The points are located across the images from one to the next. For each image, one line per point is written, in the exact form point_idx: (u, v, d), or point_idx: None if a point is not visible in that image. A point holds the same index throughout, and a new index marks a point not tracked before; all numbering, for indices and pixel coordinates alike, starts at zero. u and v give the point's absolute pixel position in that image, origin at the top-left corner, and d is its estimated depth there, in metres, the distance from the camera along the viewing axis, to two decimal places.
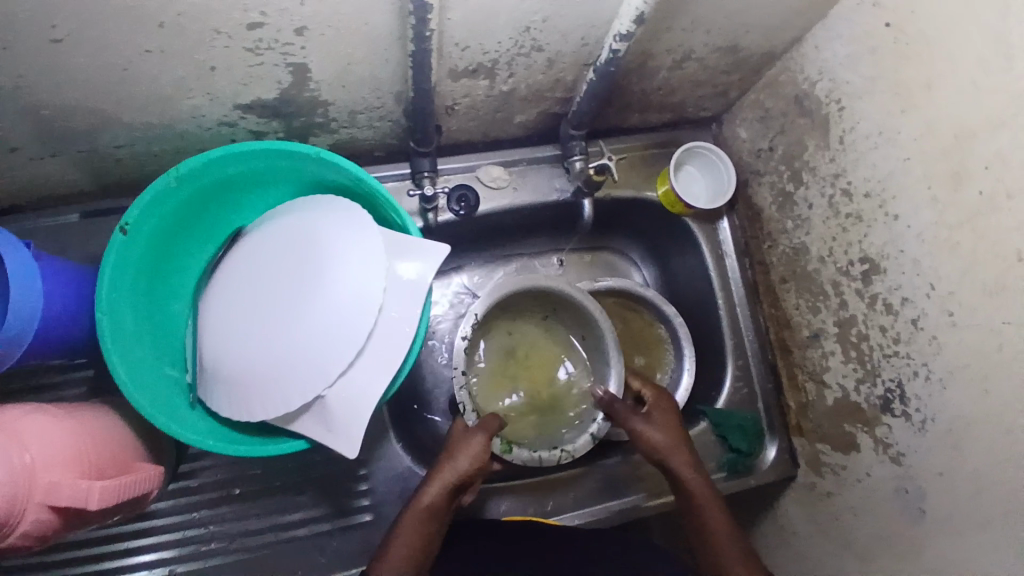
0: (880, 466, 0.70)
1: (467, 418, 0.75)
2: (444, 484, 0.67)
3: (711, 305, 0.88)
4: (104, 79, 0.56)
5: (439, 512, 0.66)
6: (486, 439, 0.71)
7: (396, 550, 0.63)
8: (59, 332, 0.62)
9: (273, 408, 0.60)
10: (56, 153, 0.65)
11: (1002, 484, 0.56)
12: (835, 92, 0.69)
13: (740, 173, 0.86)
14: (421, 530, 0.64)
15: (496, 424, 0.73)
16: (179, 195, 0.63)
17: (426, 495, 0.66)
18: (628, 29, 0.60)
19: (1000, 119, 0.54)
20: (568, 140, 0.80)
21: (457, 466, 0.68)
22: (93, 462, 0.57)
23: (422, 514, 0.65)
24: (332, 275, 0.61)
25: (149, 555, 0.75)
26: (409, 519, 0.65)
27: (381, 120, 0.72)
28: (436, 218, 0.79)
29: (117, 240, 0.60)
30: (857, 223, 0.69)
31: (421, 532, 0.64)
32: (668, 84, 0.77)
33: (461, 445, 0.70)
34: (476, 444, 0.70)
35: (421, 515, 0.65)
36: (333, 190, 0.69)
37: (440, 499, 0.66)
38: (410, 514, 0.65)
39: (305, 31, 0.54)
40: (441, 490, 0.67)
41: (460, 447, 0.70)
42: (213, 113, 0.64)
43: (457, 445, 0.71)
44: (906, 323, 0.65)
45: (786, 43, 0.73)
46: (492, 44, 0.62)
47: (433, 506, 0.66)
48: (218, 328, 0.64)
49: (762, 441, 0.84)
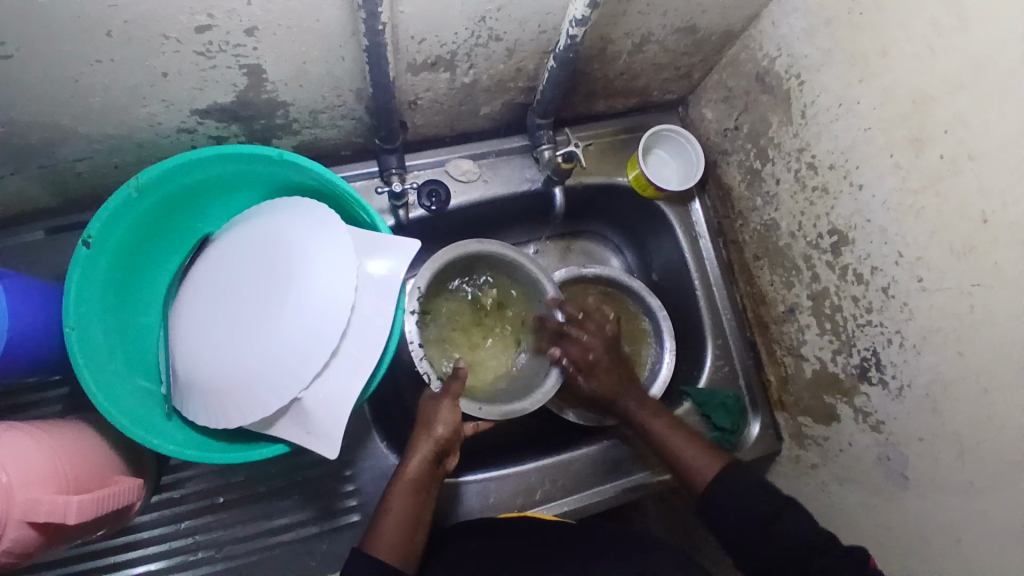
0: (862, 434, 0.70)
1: (432, 385, 0.73)
2: (424, 457, 0.66)
3: (688, 286, 0.88)
4: (56, 93, 0.55)
5: (424, 483, 0.66)
6: (454, 401, 0.69)
7: (388, 525, 0.63)
8: (30, 350, 0.61)
9: (249, 414, 0.60)
10: (14, 171, 0.64)
11: (981, 444, 0.57)
12: (794, 67, 0.70)
13: (708, 154, 0.87)
14: (410, 501, 0.64)
15: (458, 387, 0.69)
16: (142, 206, 0.62)
17: (408, 469, 0.66)
18: (583, 14, 0.60)
19: (955, 83, 0.54)
20: (535, 129, 0.79)
21: (432, 435, 0.67)
22: (72, 477, 0.57)
23: (408, 487, 0.65)
24: (302, 276, 0.60)
25: (138, 568, 0.75)
26: (395, 493, 0.65)
27: (343, 119, 0.72)
28: (407, 215, 0.78)
29: (82, 254, 0.59)
30: (823, 195, 0.70)
31: (410, 504, 0.64)
32: (631, 68, 0.77)
33: (433, 413, 0.69)
34: (446, 407, 0.68)
35: (409, 487, 0.65)
36: (302, 192, 0.68)
37: (424, 469, 0.66)
38: (396, 489, 0.65)
39: (256, 31, 0.54)
40: (421, 462, 0.66)
41: (433, 416, 0.68)
42: (171, 121, 0.64)
43: (430, 415, 0.69)
44: (877, 291, 0.65)
45: (743, 21, 0.73)
46: (449, 36, 0.61)
47: (418, 478, 0.66)
48: (189, 338, 0.63)
49: (746, 418, 0.84)
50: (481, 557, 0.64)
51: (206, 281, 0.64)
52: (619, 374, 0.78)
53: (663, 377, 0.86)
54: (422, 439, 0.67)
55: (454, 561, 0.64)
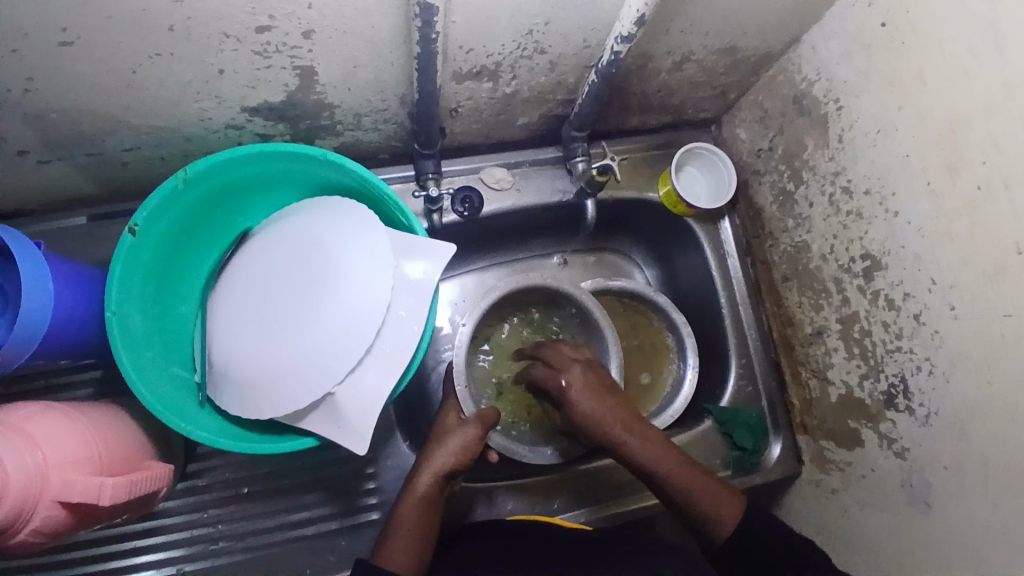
0: (885, 460, 0.70)
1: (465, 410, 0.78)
2: (434, 475, 0.68)
3: (714, 304, 0.89)
4: (113, 84, 0.57)
5: (435, 500, 0.67)
6: (480, 431, 0.72)
7: (399, 538, 0.64)
8: (69, 333, 0.62)
9: (281, 407, 0.61)
10: (64, 157, 0.66)
11: (1007, 475, 0.56)
12: (833, 91, 0.71)
13: (740, 174, 0.87)
14: (420, 518, 0.65)
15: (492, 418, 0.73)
16: (186, 199, 0.63)
17: (418, 485, 0.68)
18: (629, 31, 0.60)
19: (996, 113, 0.55)
20: (570, 141, 0.81)
21: (446, 456, 0.70)
22: (105, 460, 0.58)
23: (419, 503, 0.66)
24: (339, 273, 0.61)
25: (159, 554, 0.76)
26: (405, 507, 0.66)
27: (385, 122, 0.74)
28: (441, 219, 0.79)
29: (127, 241, 0.60)
30: (858, 219, 0.70)
31: (420, 522, 0.65)
32: (668, 86, 0.78)
33: (453, 435, 0.72)
34: (470, 434, 0.72)
35: (418, 505, 0.66)
36: (341, 191, 0.70)
37: (433, 487, 0.68)
38: (406, 505, 0.66)
39: (312, 34, 0.56)
40: (433, 481, 0.68)
41: (446, 431, 0.72)
42: (220, 117, 0.66)
43: (446, 436, 0.72)
44: (909, 317, 0.65)
45: (783, 43, 0.74)
46: (495, 47, 0.63)
47: (428, 495, 0.67)
48: (225, 332, 0.64)
49: (767, 439, 0.84)
50: (493, 552, 0.65)
51: (235, 285, 0.66)
52: (604, 406, 0.71)
53: (686, 395, 0.86)
54: (433, 457, 0.70)
55: (464, 558, 0.65)
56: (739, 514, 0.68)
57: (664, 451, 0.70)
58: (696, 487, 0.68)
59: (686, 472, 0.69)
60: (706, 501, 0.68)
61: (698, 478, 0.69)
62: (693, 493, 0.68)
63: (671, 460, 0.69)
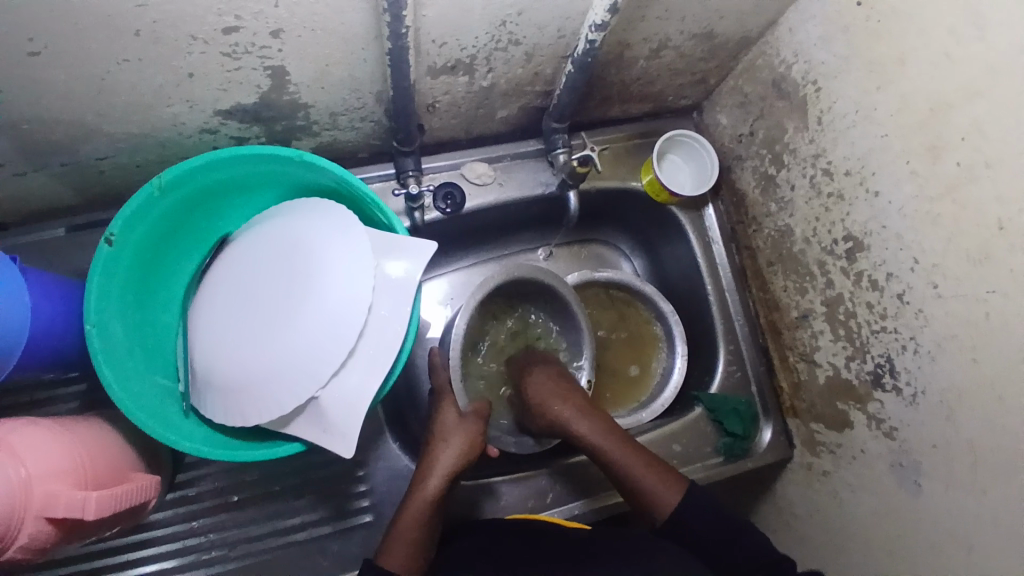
0: (875, 441, 0.70)
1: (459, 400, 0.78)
2: (443, 476, 0.68)
3: (700, 292, 0.89)
4: (83, 91, 0.56)
5: (439, 501, 0.67)
6: (482, 427, 0.72)
7: (402, 541, 0.63)
8: (49, 346, 0.61)
9: (266, 413, 0.60)
10: (37, 168, 0.65)
11: (995, 451, 0.57)
12: (811, 73, 0.70)
13: (722, 160, 0.87)
14: (423, 521, 0.65)
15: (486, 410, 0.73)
16: (162, 205, 0.62)
17: (427, 486, 0.67)
18: (603, 19, 0.60)
19: (975, 90, 0.55)
20: (550, 133, 0.80)
21: (455, 456, 0.69)
22: (90, 474, 0.57)
23: (426, 505, 0.66)
24: (319, 276, 0.61)
25: (150, 566, 0.75)
26: (412, 508, 0.66)
27: (363, 121, 0.73)
28: (423, 217, 0.78)
29: (104, 251, 0.59)
30: (839, 201, 0.70)
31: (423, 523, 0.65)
32: (647, 74, 0.78)
33: (458, 434, 0.71)
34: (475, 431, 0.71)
35: (425, 507, 0.66)
36: (320, 193, 0.69)
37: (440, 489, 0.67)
38: (412, 506, 0.66)
39: (282, 33, 0.55)
40: (443, 481, 0.68)
41: (452, 428, 0.71)
42: (193, 121, 0.65)
43: (450, 433, 0.71)
44: (893, 298, 0.65)
45: (761, 26, 0.74)
46: (469, 40, 0.62)
47: (436, 497, 0.67)
48: (209, 338, 0.63)
49: (757, 424, 0.84)
50: (488, 549, 0.64)
51: (217, 289, 0.65)
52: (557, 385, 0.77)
53: (676, 383, 0.87)
54: (444, 456, 0.69)
55: (459, 556, 0.65)
56: (680, 495, 0.69)
57: (608, 434, 0.73)
58: (637, 468, 0.70)
59: (627, 451, 0.71)
60: (649, 481, 0.69)
61: (642, 460, 0.71)
62: (633, 470, 0.70)
63: (614, 444, 0.72)
